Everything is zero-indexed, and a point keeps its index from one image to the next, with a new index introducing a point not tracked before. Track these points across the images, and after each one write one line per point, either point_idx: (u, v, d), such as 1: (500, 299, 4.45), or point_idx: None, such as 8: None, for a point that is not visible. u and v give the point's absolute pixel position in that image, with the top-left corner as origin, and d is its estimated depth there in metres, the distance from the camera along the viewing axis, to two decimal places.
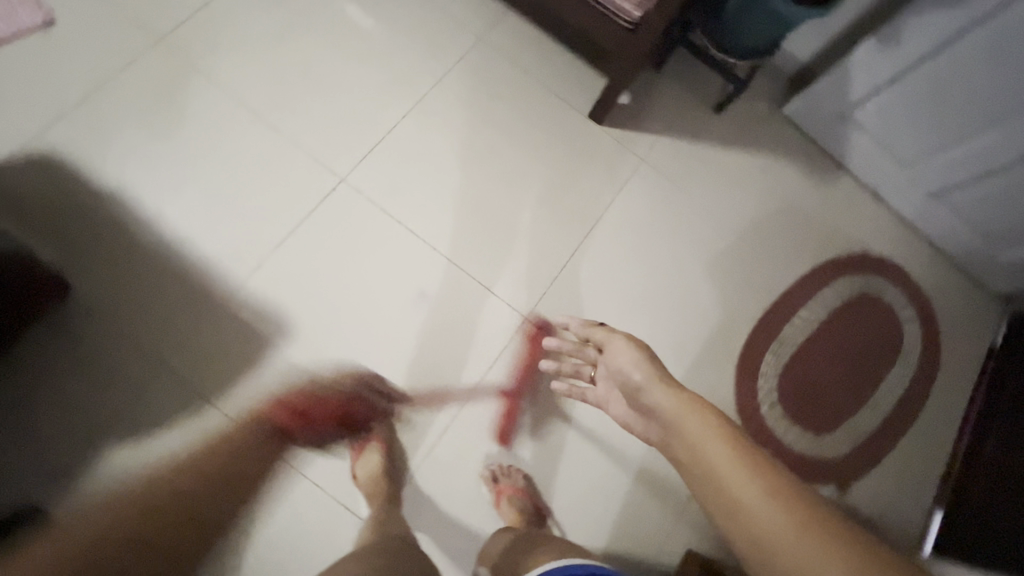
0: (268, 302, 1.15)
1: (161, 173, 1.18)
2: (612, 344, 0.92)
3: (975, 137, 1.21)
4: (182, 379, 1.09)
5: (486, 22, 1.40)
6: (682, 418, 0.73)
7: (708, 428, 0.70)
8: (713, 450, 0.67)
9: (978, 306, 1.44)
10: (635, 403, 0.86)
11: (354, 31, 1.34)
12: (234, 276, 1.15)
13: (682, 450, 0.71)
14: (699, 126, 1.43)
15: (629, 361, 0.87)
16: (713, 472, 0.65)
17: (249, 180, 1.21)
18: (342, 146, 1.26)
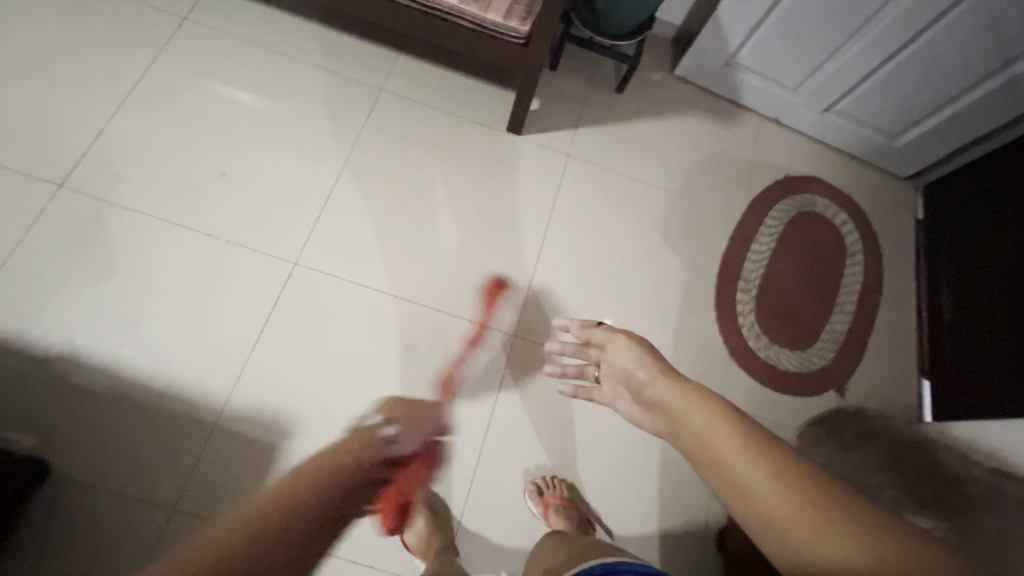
0: (261, 405, 1.11)
1: (108, 315, 1.11)
2: (614, 342, 0.97)
3: (843, 51, 1.36)
4: (200, 515, 1.03)
5: (383, 71, 1.42)
6: (686, 411, 0.76)
7: (712, 415, 0.72)
8: (719, 439, 0.69)
9: (893, 192, 1.60)
10: (642, 397, 0.88)
11: (258, 117, 1.33)
12: (218, 392, 1.10)
13: (689, 440, 0.74)
14: (609, 109, 1.51)
15: (631, 358, 0.92)
16: (722, 461, 0.67)
17: (200, 294, 1.16)
18: (284, 230, 1.24)
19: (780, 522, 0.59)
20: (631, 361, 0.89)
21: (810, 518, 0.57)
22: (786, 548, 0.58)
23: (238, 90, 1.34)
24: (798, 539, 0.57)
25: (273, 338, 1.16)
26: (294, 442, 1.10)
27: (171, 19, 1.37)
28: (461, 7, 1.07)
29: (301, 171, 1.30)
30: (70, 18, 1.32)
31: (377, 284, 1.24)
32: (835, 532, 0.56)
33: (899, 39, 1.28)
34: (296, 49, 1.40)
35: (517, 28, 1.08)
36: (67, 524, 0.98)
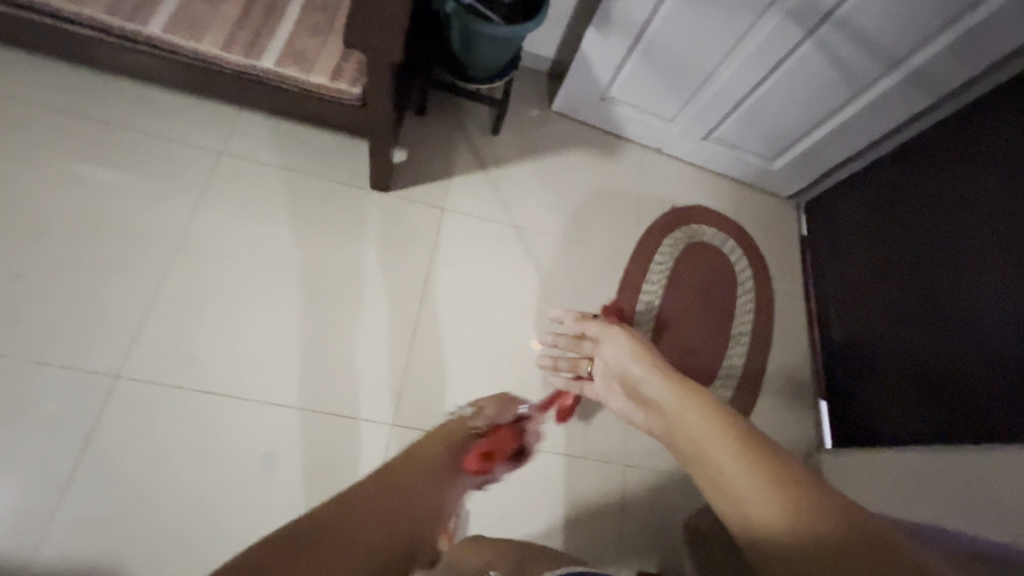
0: (81, 557, 0.94)
1: None
2: (610, 336, 0.90)
3: (712, 81, 1.33)
4: None
5: (220, 131, 1.25)
6: (681, 415, 0.61)
7: (713, 420, 0.58)
8: (721, 449, 0.54)
9: (776, 212, 1.61)
10: (634, 395, 0.79)
11: (64, 200, 1.12)
12: (24, 551, 0.92)
13: (685, 445, 0.59)
14: (484, 153, 1.42)
15: (626, 353, 0.84)
16: (721, 476, 0.52)
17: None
18: (103, 336, 1.05)
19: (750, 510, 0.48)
20: (626, 357, 0.83)
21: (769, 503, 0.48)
22: None
23: (36, 170, 1.13)
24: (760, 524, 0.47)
25: (92, 477, 0.98)
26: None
27: None
28: (280, 71, 0.94)
29: (126, 261, 1.11)
30: None
31: (226, 386, 1.08)
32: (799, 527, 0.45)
33: (762, 70, 1.27)
34: (112, 112, 1.20)
35: (347, 91, 0.96)
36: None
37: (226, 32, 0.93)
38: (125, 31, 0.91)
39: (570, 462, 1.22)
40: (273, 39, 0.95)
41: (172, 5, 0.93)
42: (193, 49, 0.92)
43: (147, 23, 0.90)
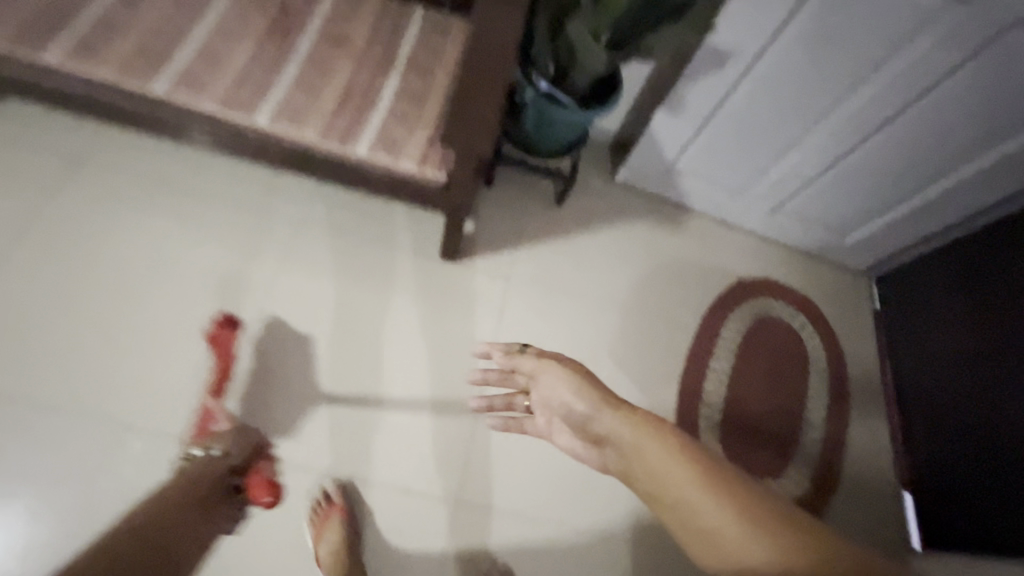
0: None
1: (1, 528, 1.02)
2: (545, 371, 0.92)
3: (783, 158, 1.31)
4: None
5: (302, 202, 1.33)
6: (638, 445, 0.77)
7: (666, 449, 0.75)
8: (674, 472, 0.72)
9: (848, 284, 1.55)
10: (585, 431, 0.87)
11: (160, 270, 1.23)
12: None
13: (641, 472, 0.76)
14: (548, 223, 1.44)
15: (567, 391, 0.88)
16: (678, 493, 0.71)
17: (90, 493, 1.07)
18: (197, 400, 1.15)
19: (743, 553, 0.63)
20: (570, 395, 0.88)
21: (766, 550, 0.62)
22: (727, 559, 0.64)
23: (140, 241, 1.24)
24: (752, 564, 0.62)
25: None
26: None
27: (63, 164, 1.26)
28: (372, 157, 0.99)
29: (212, 328, 1.20)
30: None
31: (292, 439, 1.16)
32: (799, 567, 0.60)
33: (836, 151, 1.24)
34: (208, 185, 1.31)
35: (432, 176, 1.00)
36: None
37: (324, 122, 0.99)
38: (234, 124, 0.98)
39: (632, 541, 1.22)
40: (366, 128, 1.01)
41: (277, 98, 1.00)
42: (294, 139, 0.98)
43: (255, 115, 0.98)
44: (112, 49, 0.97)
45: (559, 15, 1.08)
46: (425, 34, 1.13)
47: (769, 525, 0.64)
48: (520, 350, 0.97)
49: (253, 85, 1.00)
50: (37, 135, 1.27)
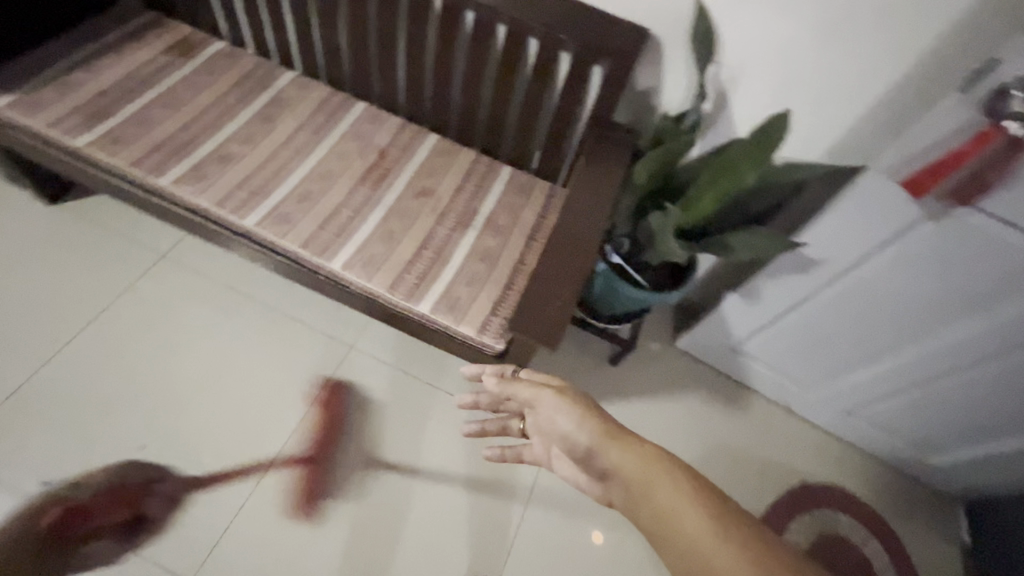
0: None
1: None
2: (542, 398, 0.81)
3: (864, 364, 1.21)
4: None
5: (355, 324, 1.33)
6: (650, 482, 0.66)
7: (678, 483, 0.64)
8: (687, 514, 0.60)
9: (930, 508, 1.36)
10: (590, 468, 0.75)
11: (207, 377, 1.19)
12: None
13: (647, 513, 0.64)
14: (599, 383, 1.37)
15: (568, 418, 0.78)
16: (690, 542, 0.58)
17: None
18: (198, 521, 1.06)
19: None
20: (566, 426, 0.78)
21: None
22: None
23: (192, 337, 1.23)
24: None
25: None
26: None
27: (148, 254, 1.31)
28: (433, 317, 0.98)
29: (238, 450, 1.14)
30: (41, 249, 1.26)
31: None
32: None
33: (931, 372, 1.13)
34: (268, 290, 1.32)
35: (489, 343, 0.97)
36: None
37: (393, 274, 1.00)
38: (309, 263, 1.01)
39: None
40: (433, 286, 1.01)
41: (355, 244, 1.02)
42: (361, 286, 1.00)
43: (330, 258, 1.00)
44: (221, 179, 1.04)
45: (644, 196, 1.06)
46: (508, 197, 1.16)
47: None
48: (512, 376, 0.87)
49: (336, 227, 1.04)
50: (134, 223, 1.34)
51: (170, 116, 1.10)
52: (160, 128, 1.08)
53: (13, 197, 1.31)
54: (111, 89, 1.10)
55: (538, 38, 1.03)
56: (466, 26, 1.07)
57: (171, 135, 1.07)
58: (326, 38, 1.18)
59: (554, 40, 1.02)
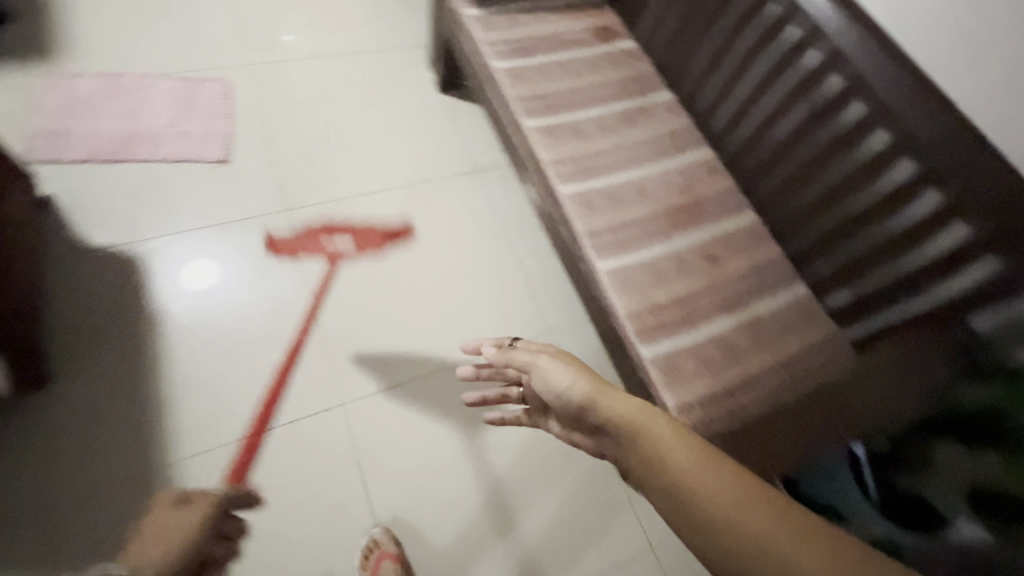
0: (214, 485, 1.07)
1: (221, 311, 1.23)
2: (540, 361, 0.91)
3: None
4: (71, 524, 0.99)
5: (561, 320, 1.42)
6: (640, 427, 0.76)
7: (663, 428, 0.76)
8: (681, 459, 0.71)
9: None
10: (583, 425, 0.86)
11: (444, 277, 1.40)
12: (198, 443, 1.10)
13: (640, 460, 0.74)
14: None
15: (563, 378, 0.87)
16: (689, 485, 0.68)
17: (257, 375, 1.19)
18: (377, 366, 1.26)
19: (744, 522, 0.63)
20: (562, 384, 0.86)
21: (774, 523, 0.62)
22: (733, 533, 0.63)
23: (456, 241, 1.46)
24: (757, 538, 0.62)
25: (277, 444, 1.13)
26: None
27: (468, 166, 1.58)
28: (646, 366, 0.97)
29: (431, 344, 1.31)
30: (416, 120, 1.62)
31: (392, 456, 1.17)
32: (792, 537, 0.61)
33: None
34: (521, 248, 1.50)
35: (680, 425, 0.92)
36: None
37: (640, 306, 1.03)
38: (584, 250, 1.08)
39: None
40: (662, 339, 1.00)
41: (626, 261, 1.07)
42: (609, 297, 1.03)
43: (602, 258, 1.06)
44: (566, 148, 1.19)
45: (943, 414, 0.87)
46: (785, 313, 1.08)
47: (775, 507, 0.64)
48: (511, 346, 0.97)
49: (621, 237, 1.09)
50: (476, 140, 1.62)
51: (564, 82, 1.28)
52: (552, 87, 1.26)
53: (423, 75, 1.70)
54: (540, 38, 1.33)
55: (945, 192, 0.89)
56: (866, 148, 0.99)
57: (555, 94, 1.25)
58: (720, 85, 1.24)
59: (959, 205, 0.88)
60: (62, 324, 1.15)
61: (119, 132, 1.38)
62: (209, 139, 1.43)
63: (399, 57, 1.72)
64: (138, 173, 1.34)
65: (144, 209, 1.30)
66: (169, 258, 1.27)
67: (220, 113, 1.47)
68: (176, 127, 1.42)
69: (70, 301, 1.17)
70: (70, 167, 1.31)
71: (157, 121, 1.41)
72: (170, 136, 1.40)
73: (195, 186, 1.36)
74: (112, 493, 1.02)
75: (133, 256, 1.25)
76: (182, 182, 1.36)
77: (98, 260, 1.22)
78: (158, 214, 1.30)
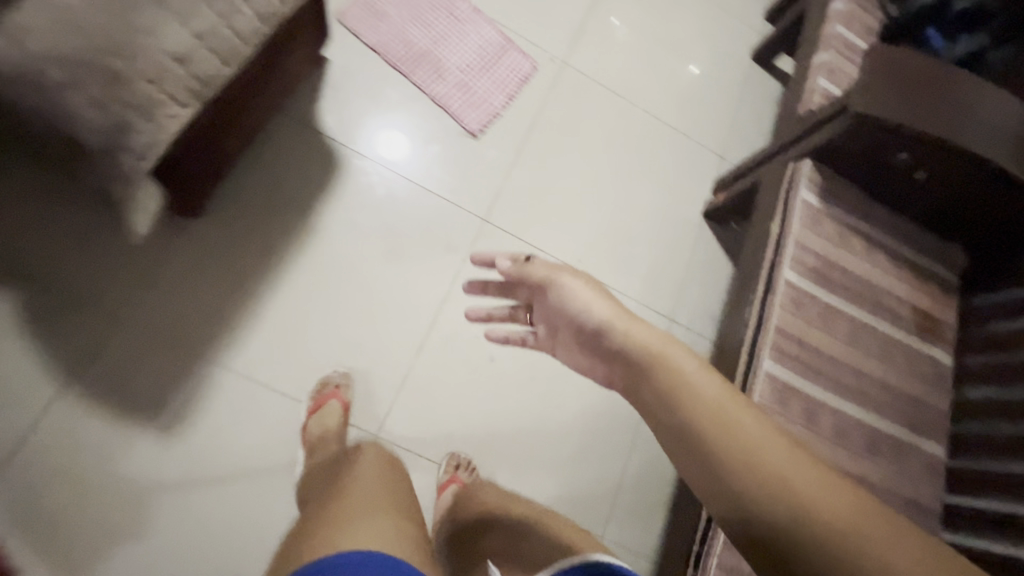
0: (238, 413, 1.03)
1: (366, 265, 1.17)
2: (562, 276, 0.77)
3: None
4: (127, 350, 1.00)
5: (628, 527, 1.19)
6: (658, 351, 0.65)
7: (689, 357, 0.63)
8: (705, 386, 0.60)
9: None
10: (592, 347, 0.73)
11: (555, 390, 1.22)
12: (258, 367, 1.06)
13: (650, 393, 0.63)
14: None
15: (585, 297, 0.74)
16: (708, 415, 0.57)
17: (342, 344, 1.12)
18: (438, 424, 1.13)
19: (808, 492, 0.48)
20: (581, 304, 0.73)
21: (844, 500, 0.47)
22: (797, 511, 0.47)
23: None
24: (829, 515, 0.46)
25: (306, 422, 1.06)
26: (137, 445, 0.97)
27: (668, 309, 1.37)
28: None
29: (491, 444, 1.15)
30: (659, 226, 1.43)
31: None
32: (844, 499, 0.47)
33: None
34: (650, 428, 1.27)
35: None
36: (102, 211, 1.03)
37: None
38: None
39: None
40: None
41: None
42: None
43: None
44: (785, 420, 0.93)
45: None
46: None
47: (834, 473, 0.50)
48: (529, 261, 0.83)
49: None
50: (695, 289, 1.40)
51: (836, 346, 1.01)
52: (822, 342, 1.00)
53: (700, 188, 1.49)
54: (850, 280, 1.06)
55: None
56: None
57: (820, 354, 0.99)
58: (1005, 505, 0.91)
59: None
60: (250, 173, 1.14)
61: (418, 43, 1.33)
62: (477, 107, 1.34)
63: (696, 150, 1.52)
64: (403, 92, 1.30)
65: (384, 127, 1.26)
66: (368, 184, 1.21)
67: (506, 89, 1.38)
68: (461, 77, 1.35)
69: (272, 161, 1.15)
70: (361, 46, 1.29)
71: (453, 59, 1.35)
72: (451, 79, 1.34)
73: (435, 139, 1.29)
74: (169, 353, 1.02)
75: (342, 158, 1.21)
76: (431, 128, 1.30)
77: (318, 143, 1.20)
78: (391, 140, 1.26)
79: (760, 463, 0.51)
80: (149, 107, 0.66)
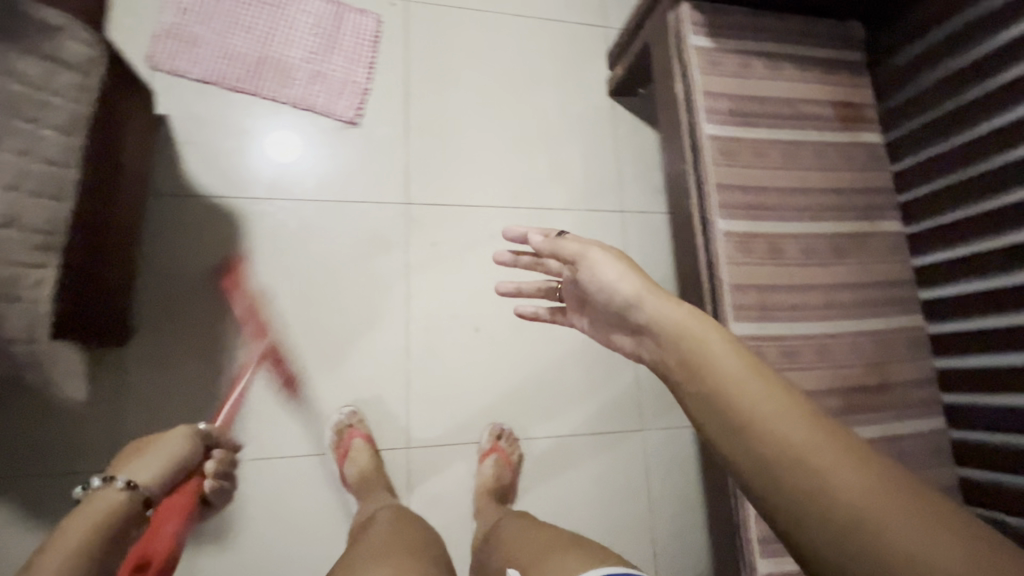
0: (273, 489, 1.05)
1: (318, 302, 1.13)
2: (594, 255, 0.67)
3: None
4: None
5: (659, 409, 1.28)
6: (687, 329, 0.56)
7: (712, 327, 0.55)
8: (726, 360, 0.51)
9: None
10: (625, 325, 0.65)
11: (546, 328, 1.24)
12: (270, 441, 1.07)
13: (680, 368, 0.55)
14: None
15: (616, 275, 0.64)
16: (726, 391, 0.49)
17: (335, 385, 1.12)
18: (457, 408, 1.17)
19: (844, 490, 0.39)
20: (612, 281, 0.64)
21: (895, 505, 0.38)
22: (835, 509, 0.39)
23: None
24: (870, 514, 0.38)
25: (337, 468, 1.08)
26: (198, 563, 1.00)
27: (615, 201, 1.36)
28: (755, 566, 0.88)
29: (512, 401, 1.20)
30: (575, 126, 1.38)
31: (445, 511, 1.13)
32: (875, 491, 0.39)
33: None
34: None
35: None
36: None
37: None
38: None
39: None
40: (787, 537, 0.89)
41: None
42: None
43: None
44: (755, 264, 0.97)
45: None
46: None
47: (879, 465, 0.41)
48: (562, 236, 0.71)
49: None
50: (631, 171, 1.39)
51: (775, 175, 1.02)
52: (761, 178, 1.01)
53: (596, 70, 1.42)
54: (766, 105, 1.05)
55: None
56: None
57: (763, 190, 1.01)
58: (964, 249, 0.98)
59: None
60: (161, 270, 1.08)
61: (249, 52, 1.19)
62: (343, 92, 1.23)
63: (577, 32, 1.43)
64: (261, 111, 1.19)
65: (263, 158, 1.17)
66: (276, 224, 1.14)
67: (362, 58, 1.26)
68: (311, 67, 1.22)
69: (176, 249, 1.09)
70: (193, 84, 1.16)
71: (294, 52, 1.22)
72: (301, 74, 1.21)
73: (318, 146, 1.20)
74: None
75: (238, 210, 1.13)
76: (308, 136, 1.20)
77: (209, 208, 1.12)
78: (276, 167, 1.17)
79: (791, 452, 0.43)
80: (10, 287, 0.61)
